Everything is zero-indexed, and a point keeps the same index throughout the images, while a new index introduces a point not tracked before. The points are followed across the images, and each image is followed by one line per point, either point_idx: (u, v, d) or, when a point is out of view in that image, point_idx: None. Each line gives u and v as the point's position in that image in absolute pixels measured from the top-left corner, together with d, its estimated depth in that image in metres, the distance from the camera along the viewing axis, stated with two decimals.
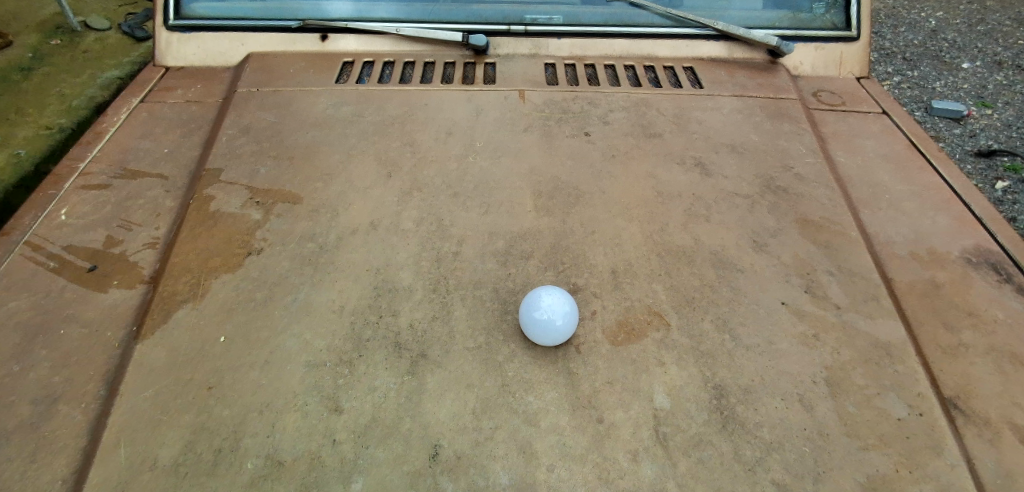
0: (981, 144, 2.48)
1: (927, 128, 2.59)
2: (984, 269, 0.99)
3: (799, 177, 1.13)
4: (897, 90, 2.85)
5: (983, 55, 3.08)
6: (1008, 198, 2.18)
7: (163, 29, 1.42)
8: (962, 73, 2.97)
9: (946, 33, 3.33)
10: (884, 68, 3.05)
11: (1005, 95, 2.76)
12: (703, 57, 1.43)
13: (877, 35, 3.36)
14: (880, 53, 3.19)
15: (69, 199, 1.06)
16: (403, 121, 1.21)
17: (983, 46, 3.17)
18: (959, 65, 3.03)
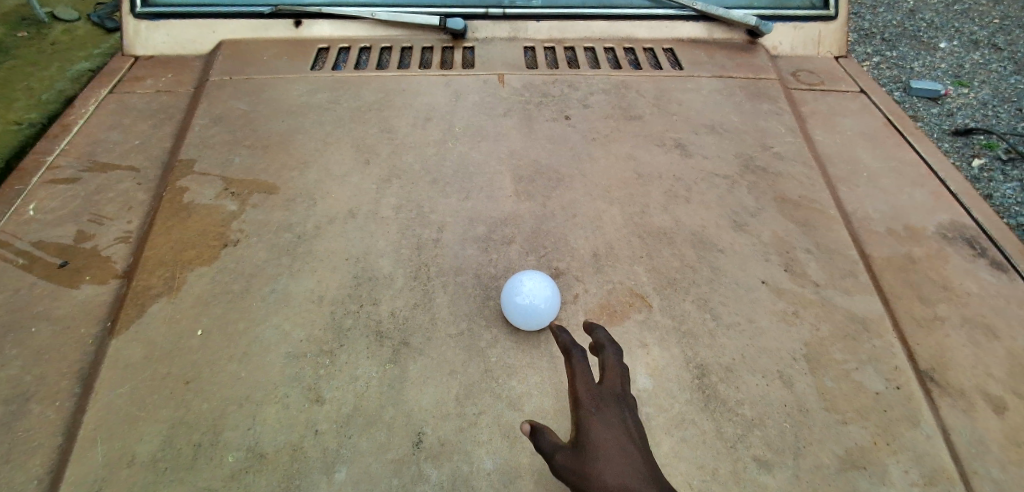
0: (958, 123, 2.51)
1: (906, 108, 2.61)
2: (959, 243, 1.01)
3: (779, 156, 1.14)
4: (876, 71, 2.87)
5: (959, 35, 3.11)
6: (984, 175, 2.21)
7: (129, 16, 1.37)
8: (939, 53, 3.00)
9: (924, 12, 3.36)
10: (863, 49, 3.07)
11: (981, 74, 2.80)
12: (682, 38, 1.42)
13: (856, 16, 3.38)
14: (859, 34, 3.21)
15: (36, 194, 1.03)
16: (381, 108, 1.19)
17: (959, 25, 3.20)
18: (937, 45, 3.06)
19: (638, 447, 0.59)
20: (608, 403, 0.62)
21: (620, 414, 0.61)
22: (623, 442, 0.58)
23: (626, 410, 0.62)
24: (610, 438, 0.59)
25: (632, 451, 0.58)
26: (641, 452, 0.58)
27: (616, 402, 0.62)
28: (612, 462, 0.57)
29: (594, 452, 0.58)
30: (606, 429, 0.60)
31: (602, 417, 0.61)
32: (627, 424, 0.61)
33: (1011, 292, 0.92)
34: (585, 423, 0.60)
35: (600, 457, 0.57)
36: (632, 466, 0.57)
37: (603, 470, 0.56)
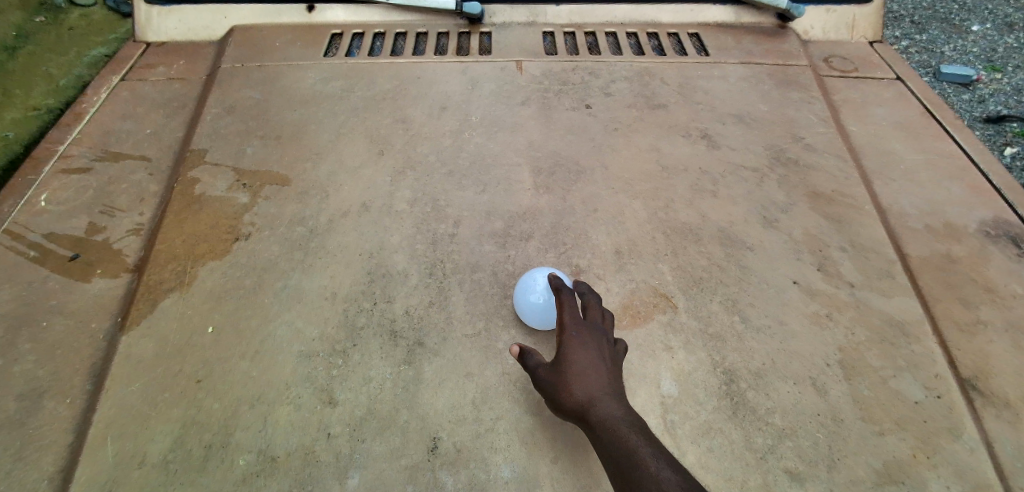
0: (990, 111, 2.40)
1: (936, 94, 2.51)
2: (1003, 241, 0.95)
3: (810, 148, 1.08)
4: (905, 55, 2.76)
5: (994, 17, 2.97)
6: (1017, 165, 2.13)
7: (142, 2, 1.35)
8: (972, 36, 2.86)
9: None
10: (892, 32, 2.95)
11: (1015, 58, 2.67)
12: (708, 23, 1.37)
13: None
14: (888, 17, 3.08)
15: (49, 184, 1.01)
16: (395, 96, 1.16)
17: (994, 6, 3.05)
18: (970, 27, 2.92)
19: (610, 369, 0.65)
20: (589, 329, 0.68)
21: (599, 339, 0.67)
22: (594, 360, 0.65)
23: (604, 337, 0.69)
24: (582, 356, 0.65)
25: (603, 371, 0.65)
26: (612, 372, 0.65)
27: (596, 329, 0.69)
28: (581, 376, 0.63)
29: (564, 367, 0.65)
30: (581, 349, 0.66)
31: (580, 339, 0.67)
32: (603, 347, 0.67)
33: None
34: (563, 343, 0.67)
35: (570, 372, 0.64)
36: (599, 381, 0.63)
37: (573, 386, 0.63)
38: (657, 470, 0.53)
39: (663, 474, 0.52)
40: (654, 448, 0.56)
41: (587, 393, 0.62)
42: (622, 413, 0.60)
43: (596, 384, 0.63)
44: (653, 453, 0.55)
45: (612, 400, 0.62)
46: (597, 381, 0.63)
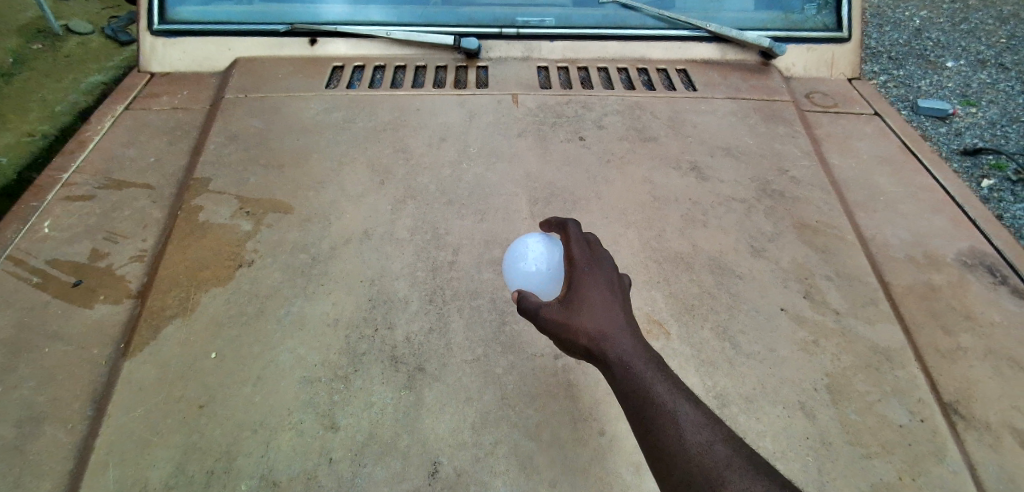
0: (967, 144, 2.65)
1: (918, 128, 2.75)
2: (980, 271, 0.99)
3: (795, 180, 1.13)
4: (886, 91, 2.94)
5: (964, 55, 3.27)
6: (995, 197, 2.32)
7: (147, 33, 1.38)
8: (945, 73, 3.14)
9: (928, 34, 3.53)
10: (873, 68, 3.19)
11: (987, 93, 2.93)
12: (696, 59, 1.43)
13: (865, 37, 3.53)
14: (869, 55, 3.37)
15: (52, 211, 1.03)
16: (395, 127, 1.20)
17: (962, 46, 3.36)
18: (943, 64, 3.20)
19: (620, 302, 0.62)
20: (597, 263, 0.64)
21: (608, 274, 0.64)
22: (607, 295, 0.61)
23: (611, 274, 0.64)
24: (593, 295, 0.61)
25: (615, 305, 0.61)
26: (622, 307, 0.62)
27: (603, 267, 0.64)
28: (595, 314, 0.59)
29: (575, 306, 0.60)
30: (595, 285, 0.61)
31: (592, 274, 0.62)
32: (612, 282, 0.63)
33: None
34: (572, 278, 0.62)
35: (582, 310, 0.59)
36: (613, 318, 0.60)
37: (588, 323, 0.59)
38: (683, 421, 0.55)
39: (690, 425, 0.55)
40: (677, 394, 0.57)
41: (602, 336, 0.58)
42: (639, 354, 0.58)
43: (611, 322, 0.59)
44: (678, 401, 0.56)
45: (626, 337, 0.59)
46: (611, 319, 0.59)
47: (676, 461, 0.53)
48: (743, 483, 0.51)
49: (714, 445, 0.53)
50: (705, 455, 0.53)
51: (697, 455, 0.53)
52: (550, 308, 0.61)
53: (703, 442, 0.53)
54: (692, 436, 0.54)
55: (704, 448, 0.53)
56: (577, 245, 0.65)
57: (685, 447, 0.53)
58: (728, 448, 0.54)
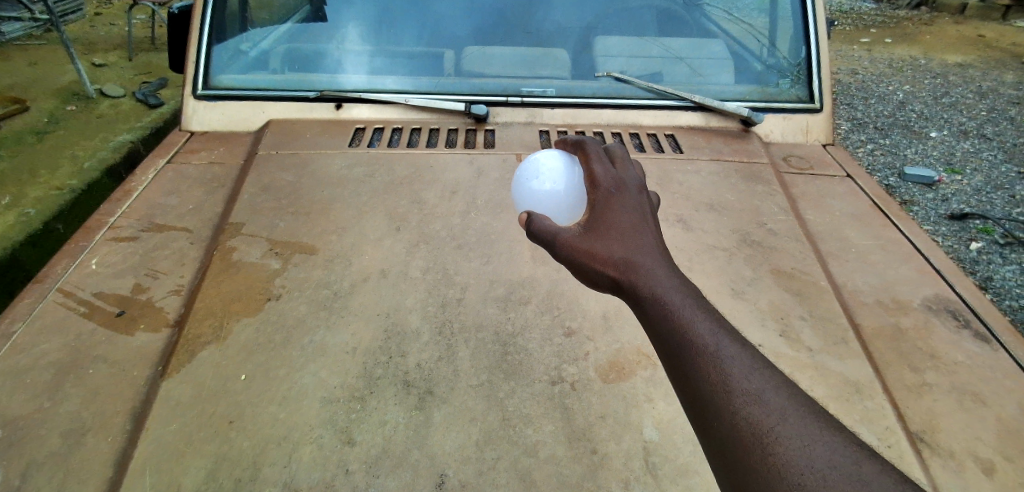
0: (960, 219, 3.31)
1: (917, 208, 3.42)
2: (944, 315, 1.08)
3: (772, 232, 1.25)
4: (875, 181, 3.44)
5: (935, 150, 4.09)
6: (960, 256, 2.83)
7: (191, 97, 1.55)
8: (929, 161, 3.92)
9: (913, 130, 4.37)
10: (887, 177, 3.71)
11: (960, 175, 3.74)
12: (682, 126, 1.58)
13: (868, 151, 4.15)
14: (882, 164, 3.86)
15: (99, 250, 1.14)
16: (411, 181, 1.33)
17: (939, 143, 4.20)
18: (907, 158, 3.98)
19: (650, 236, 0.62)
20: (624, 194, 0.65)
21: (637, 206, 0.64)
22: (636, 227, 0.62)
23: (641, 200, 0.66)
24: (622, 226, 0.62)
25: (644, 239, 0.61)
26: (653, 240, 0.62)
27: (632, 193, 0.66)
28: (625, 244, 0.60)
29: (602, 238, 0.61)
30: (622, 216, 0.62)
31: (619, 204, 0.63)
32: (642, 214, 0.64)
33: (995, 362, 0.99)
34: (599, 207, 0.63)
35: (610, 241, 0.60)
36: (644, 251, 0.61)
37: (617, 255, 0.60)
38: (727, 362, 0.53)
39: (735, 367, 0.53)
40: (719, 335, 0.56)
41: (633, 269, 0.59)
42: (677, 293, 0.58)
43: (641, 254, 0.60)
44: (721, 341, 0.55)
45: (659, 273, 0.59)
46: (641, 251, 0.60)
47: (719, 404, 0.52)
48: (793, 428, 0.49)
49: (763, 390, 0.52)
50: (755, 403, 0.51)
51: (746, 403, 0.51)
52: (577, 236, 0.61)
53: (751, 386, 0.52)
54: (737, 379, 0.53)
55: (750, 390, 0.52)
56: (600, 164, 0.68)
57: (730, 390, 0.52)
58: (781, 396, 0.52)
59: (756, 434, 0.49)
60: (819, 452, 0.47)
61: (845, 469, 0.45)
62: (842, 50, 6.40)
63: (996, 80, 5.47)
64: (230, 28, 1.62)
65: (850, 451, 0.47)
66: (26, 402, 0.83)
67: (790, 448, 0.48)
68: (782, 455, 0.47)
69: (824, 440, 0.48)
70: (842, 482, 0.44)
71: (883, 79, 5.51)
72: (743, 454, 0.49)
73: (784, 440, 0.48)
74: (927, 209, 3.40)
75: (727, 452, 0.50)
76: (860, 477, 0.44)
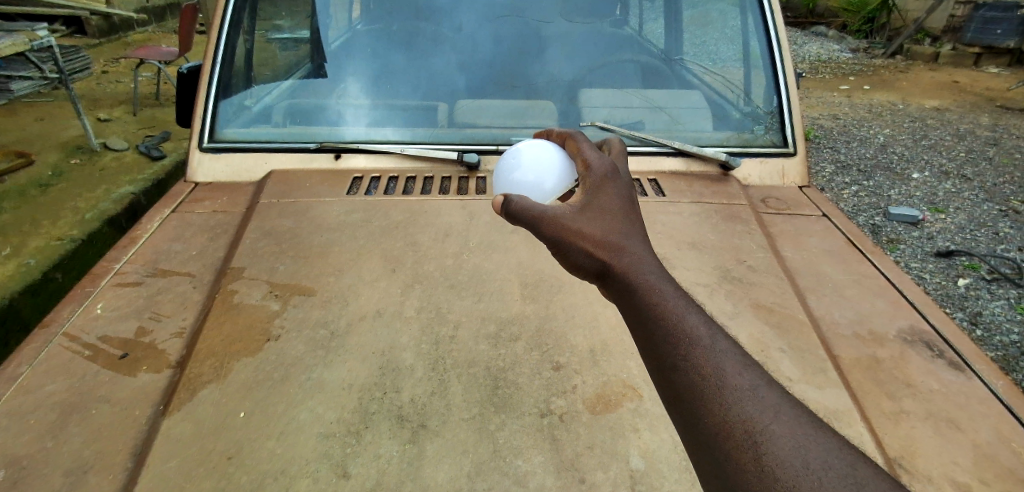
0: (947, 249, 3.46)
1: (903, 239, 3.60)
2: (918, 346, 1.12)
3: (751, 269, 1.31)
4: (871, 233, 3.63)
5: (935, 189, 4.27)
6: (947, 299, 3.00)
7: (197, 149, 1.62)
8: (955, 199, 4.08)
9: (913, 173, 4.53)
10: (868, 216, 3.83)
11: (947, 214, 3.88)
12: (665, 170, 1.65)
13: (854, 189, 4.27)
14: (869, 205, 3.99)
15: (105, 294, 1.18)
16: (407, 225, 1.39)
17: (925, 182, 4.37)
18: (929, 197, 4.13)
19: (640, 227, 0.65)
20: (614, 183, 0.68)
21: (627, 197, 0.67)
22: (629, 219, 0.65)
23: (629, 189, 0.68)
24: (617, 218, 0.64)
25: (635, 231, 0.65)
26: (642, 231, 0.65)
27: (621, 180, 0.69)
28: (619, 234, 0.63)
29: (597, 225, 0.63)
30: (615, 206, 0.65)
31: (612, 194, 0.66)
32: (631, 204, 0.67)
33: (970, 389, 1.02)
34: (594, 196, 0.65)
35: (606, 229, 0.63)
36: (637, 243, 0.64)
37: (612, 245, 0.62)
38: (721, 359, 0.57)
39: (729, 365, 0.57)
40: (713, 332, 0.59)
41: (625, 261, 0.62)
42: (670, 291, 0.61)
43: (634, 249, 0.63)
44: (714, 338, 0.59)
45: (652, 269, 0.62)
46: (634, 245, 0.63)
47: (712, 400, 0.54)
48: (785, 427, 0.52)
49: (755, 388, 0.56)
50: (748, 398, 0.54)
51: (739, 398, 0.54)
52: (572, 219, 0.62)
53: (744, 382, 0.56)
54: (732, 376, 0.56)
55: (743, 388, 0.55)
56: (589, 153, 0.72)
57: (724, 387, 0.55)
58: (772, 393, 0.56)
59: (749, 431, 0.52)
60: (812, 452, 0.50)
61: (837, 468, 0.49)
62: (823, 97, 6.68)
63: (973, 123, 5.70)
64: (235, 84, 1.72)
65: (842, 453, 0.51)
66: (30, 441, 0.85)
67: (782, 446, 0.51)
68: (776, 454, 0.50)
69: (815, 440, 0.52)
70: (835, 480, 0.48)
71: (863, 123, 5.74)
72: (737, 451, 0.52)
73: (777, 438, 0.51)
74: (913, 246, 3.48)
75: (719, 447, 0.52)
76: (855, 478, 0.48)
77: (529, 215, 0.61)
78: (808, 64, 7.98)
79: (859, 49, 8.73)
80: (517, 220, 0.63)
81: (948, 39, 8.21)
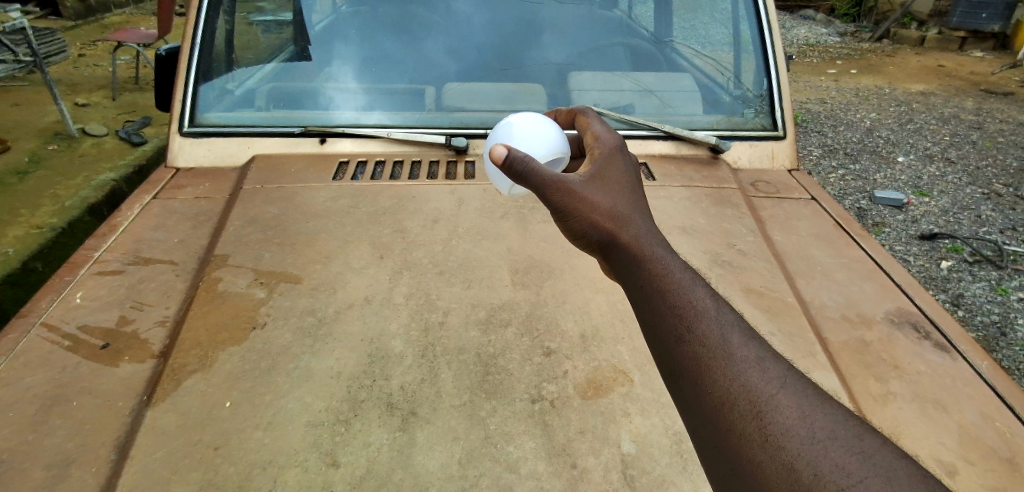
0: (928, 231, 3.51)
1: (890, 220, 3.64)
2: (906, 328, 1.13)
3: (741, 253, 1.31)
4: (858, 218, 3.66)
5: (920, 171, 4.32)
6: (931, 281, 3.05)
7: (177, 134, 1.58)
8: (940, 182, 4.13)
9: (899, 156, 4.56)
10: (854, 200, 3.86)
11: (931, 197, 3.93)
12: (655, 154, 1.63)
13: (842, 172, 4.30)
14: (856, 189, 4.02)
15: (84, 283, 1.15)
16: (395, 211, 1.37)
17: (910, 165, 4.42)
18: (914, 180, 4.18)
19: (643, 202, 0.66)
20: (618, 161, 0.68)
21: (631, 174, 0.67)
22: (633, 194, 0.65)
23: (633, 167, 0.69)
24: (621, 192, 0.64)
25: (639, 204, 0.65)
26: (645, 206, 0.65)
27: (625, 158, 0.69)
28: (624, 206, 0.63)
29: (602, 196, 0.62)
30: (619, 182, 0.65)
31: (616, 170, 0.67)
32: (635, 181, 0.67)
33: (955, 371, 1.03)
34: (599, 170, 0.66)
35: (611, 199, 0.63)
36: (641, 217, 0.63)
37: (618, 216, 0.62)
38: (727, 331, 0.56)
39: (733, 337, 0.56)
40: (717, 304, 0.59)
41: (629, 233, 0.61)
42: (674, 263, 0.61)
43: (639, 222, 0.62)
44: (719, 311, 0.58)
45: (655, 242, 0.62)
46: (639, 218, 0.63)
47: (716, 371, 0.53)
48: (790, 397, 0.52)
49: (760, 359, 0.55)
50: (753, 368, 0.54)
51: (745, 369, 0.53)
52: (578, 187, 0.62)
53: (749, 354, 0.55)
54: (737, 347, 0.55)
55: (748, 359, 0.54)
56: (597, 131, 0.73)
57: (729, 358, 0.54)
58: (777, 366, 0.55)
59: (754, 401, 0.51)
60: (819, 422, 0.50)
61: (843, 438, 0.49)
62: (811, 81, 6.69)
63: (958, 106, 5.76)
64: (216, 67, 1.67)
65: (850, 425, 0.50)
66: (10, 435, 0.83)
67: (788, 416, 0.50)
68: (782, 423, 0.50)
69: (822, 411, 0.51)
70: (839, 449, 0.47)
71: (851, 107, 5.77)
72: (740, 421, 0.51)
73: (783, 408, 0.51)
74: (898, 230, 3.52)
75: (721, 418, 0.51)
76: (861, 448, 0.48)
77: (535, 177, 0.59)
78: (797, 48, 7.98)
79: (847, 33, 8.74)
80: (521, 181, 0.60)
81: (934, 24, 8.23)
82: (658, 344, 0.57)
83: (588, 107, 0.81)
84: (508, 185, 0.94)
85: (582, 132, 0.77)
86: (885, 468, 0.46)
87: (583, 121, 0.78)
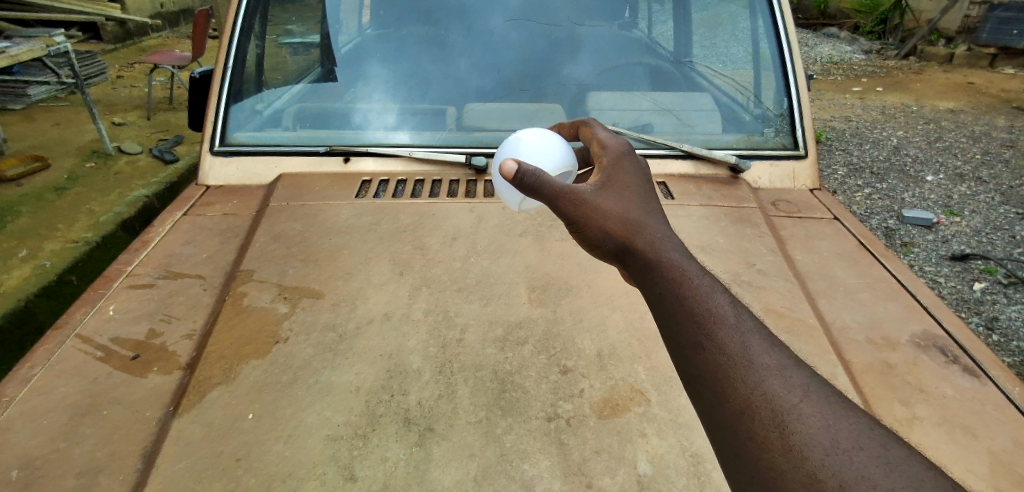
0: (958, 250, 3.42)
1: (918, 239, 3.56)
2: (933, 351, 1.10)
3: (761, 272, 1.30)
4: (886, 238, 3.59)
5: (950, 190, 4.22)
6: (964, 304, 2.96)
7: (208, 153, 1.64)
8: (970, 201, 4.03)
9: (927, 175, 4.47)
10: (879, 220, 3.79)
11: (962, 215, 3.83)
12: (673, 173, 1.63)
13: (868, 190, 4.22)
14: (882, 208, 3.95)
15: (118, 297, 1.20)
16: (414, 229, 1.40)
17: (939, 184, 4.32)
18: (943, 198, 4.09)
19: (657, 209, 0.66)
20: (628, 170, 0.69)
21: (644, 183, 0.68)
22: (646, 201, 0.66)
23: (644, 174, 0.70)
24: (634, 200, 0.65)
25: (653, 212, 0.66)
26: (660, 213, 0.66)
27: (635, 167, 0.71)
28: (636, 213, 0.64)
29: (615, 205, 0.64)
30: (631, 190, 0.67)
31: (628, 179, 0.68)
32: (647, 189, 0.68)
33: (984, 396, 1.00)
34: (611, 180, 0.67)
35: (623, 207, 0.64)
36: (657, 224, 0.64)
37: (632, 224, 0.63)
38: (748, 338, 0.56)
39: (755, 343, 0.56)
40: (736, 310, 0.59)
41: (643, 239, 0.62)
42: (692, 269, 0.61)
43: (653, 229, 0.63)
44: (740, 318, 0.58)
45: (671, 248, 0.62)
46: (653, 224, 0.64)
47: (736, 379, 0.53)
48: (813, 406, 0.51)
49: (781, 367, 0.55)
50: (775, 376, 0.53)
51: (766, 376, 0.53)
52: (590, 196, 0.63)
53: (770, 361, 0.55)
54: (758, 354, 0.55)
55: (769, 367, 0.54)
56: (603, 140, 0.75)
57: (749, 365, 0.54)
58: (800, 373, 0.55)
59: (775, 409, 0.51)
60: (843, 432, 0.49)
61: (868, 448, 0.48)
62: (834, 99, 6.62)
63: (989, 124, 5.63)
64: (246, 89, 1.73)
65: (874, 434, 0.50)
66: (44, 442, 0.87)
67: (812, 426, 0.50)
68: (805, 433, 0.49)
69: (847, 420, 0.51)
70: (864, 460, 0.47)
71: (877, 125, 5.68)
72: (762, 429, 0.51)
73: (805, 417, 0.50)
74: (928, 250, 3.44)
75: (743, 425, 0.51)
76: (886, 458, 0.47)
77: (547, 189, 0.61)
78: (820, 66, 7.92)
79: (872, 50, 8.64)
80: (534, 193, 0.61)
81: (962, 40, 8.06)
82: (677, 351, 0.58)
83: (591, 118, 0.83)
84: (517, 200, 0.96)
85: (587, 142, 0.79)
86: (911, 479, 0.45)
87: (587, 131, 0.80)
